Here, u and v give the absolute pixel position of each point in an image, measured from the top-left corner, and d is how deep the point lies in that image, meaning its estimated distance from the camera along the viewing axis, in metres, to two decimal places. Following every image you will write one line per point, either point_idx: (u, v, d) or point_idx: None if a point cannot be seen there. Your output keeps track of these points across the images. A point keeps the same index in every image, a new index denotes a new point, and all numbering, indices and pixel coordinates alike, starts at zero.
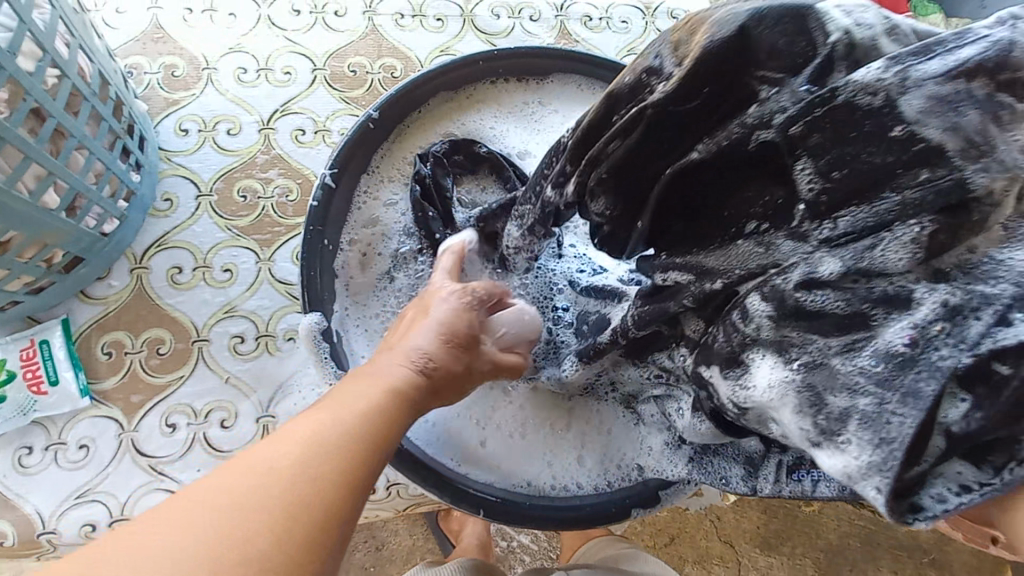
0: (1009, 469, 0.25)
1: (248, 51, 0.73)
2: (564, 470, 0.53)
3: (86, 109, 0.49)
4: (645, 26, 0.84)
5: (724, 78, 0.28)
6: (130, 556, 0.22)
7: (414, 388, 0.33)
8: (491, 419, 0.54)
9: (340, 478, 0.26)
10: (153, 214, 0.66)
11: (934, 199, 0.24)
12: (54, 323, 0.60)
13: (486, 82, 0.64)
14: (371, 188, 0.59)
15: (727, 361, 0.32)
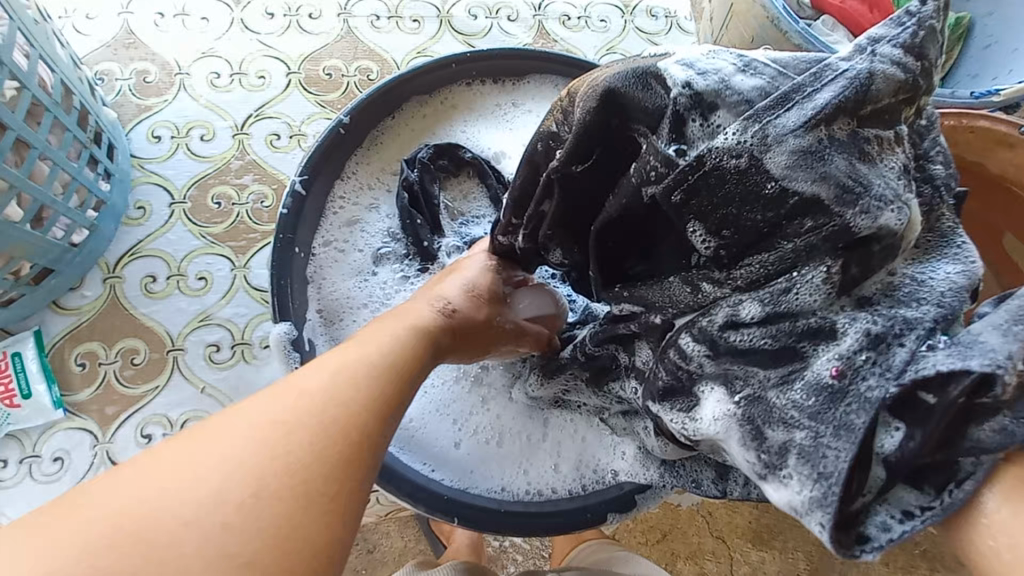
0: (950, 492, 0.25)
1: (221, 55, 0.72)
2: (540, 477, 0.53)
3: (48, 120, 0.48)
4: (624, 24, 0.84)
5: (608, 142, 0.31)
6: (150, 505, 0.23)
7: (438, 333, 0.36)
8: (467, 425, 0.54)
9: (344, 443, 0.26)
10: (127, 222, 0.65)
11: (824, 242, 0.26)
12: (27, 335, 0.60)
13: (463, 83, 0.64)
14: (346, 194, 0.59)
15: (674, 395, 0.32)
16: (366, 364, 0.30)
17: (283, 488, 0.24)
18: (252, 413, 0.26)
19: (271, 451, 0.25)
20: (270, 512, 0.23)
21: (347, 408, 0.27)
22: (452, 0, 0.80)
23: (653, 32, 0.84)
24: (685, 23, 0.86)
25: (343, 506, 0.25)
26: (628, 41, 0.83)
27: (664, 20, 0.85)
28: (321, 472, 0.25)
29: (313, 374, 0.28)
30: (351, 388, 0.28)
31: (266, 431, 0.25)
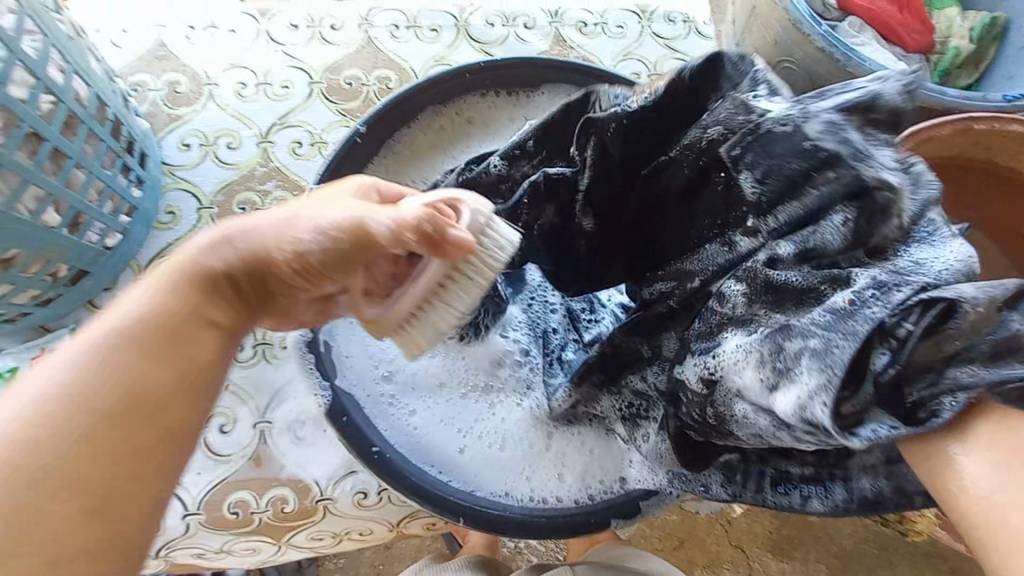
0: (936, 415, 0.29)
1: (248, 66, 0.75)
2: (545, 485, 0.54)
3: (83, 131, 0.51)
4: (641, 30, 0.84)
5: (675, 106, 0.38)
6: None
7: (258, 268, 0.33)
8: (475, 428, 0.56)
9: (109, 445, 0.27)
10: (157, 226, 0.68)
11: (842, 193, 0.33)
12: (64, 332, 0.63)
13: (479, 94, 0.65)
14: None
15: (703, 339, 0.37)
16: (109, 357, 0.29)
17: (61, 500, 0.25)
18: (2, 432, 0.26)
19: (29, 474, 0.25)
20: (50, 531, 0.25)
21: (88, 421, 0.27)
22: (470, 9, 0.81)
23: (670, 37, 0.84)
24: (703, 28, 0.85)
25: (139, 505, 0.27)
26: (645, 47, 0.83)
27: (682, 25, 0.85)
28: (73, 484, 0.26)
29: (36, 381, 0.27)
30: (108, 388, 0.28)
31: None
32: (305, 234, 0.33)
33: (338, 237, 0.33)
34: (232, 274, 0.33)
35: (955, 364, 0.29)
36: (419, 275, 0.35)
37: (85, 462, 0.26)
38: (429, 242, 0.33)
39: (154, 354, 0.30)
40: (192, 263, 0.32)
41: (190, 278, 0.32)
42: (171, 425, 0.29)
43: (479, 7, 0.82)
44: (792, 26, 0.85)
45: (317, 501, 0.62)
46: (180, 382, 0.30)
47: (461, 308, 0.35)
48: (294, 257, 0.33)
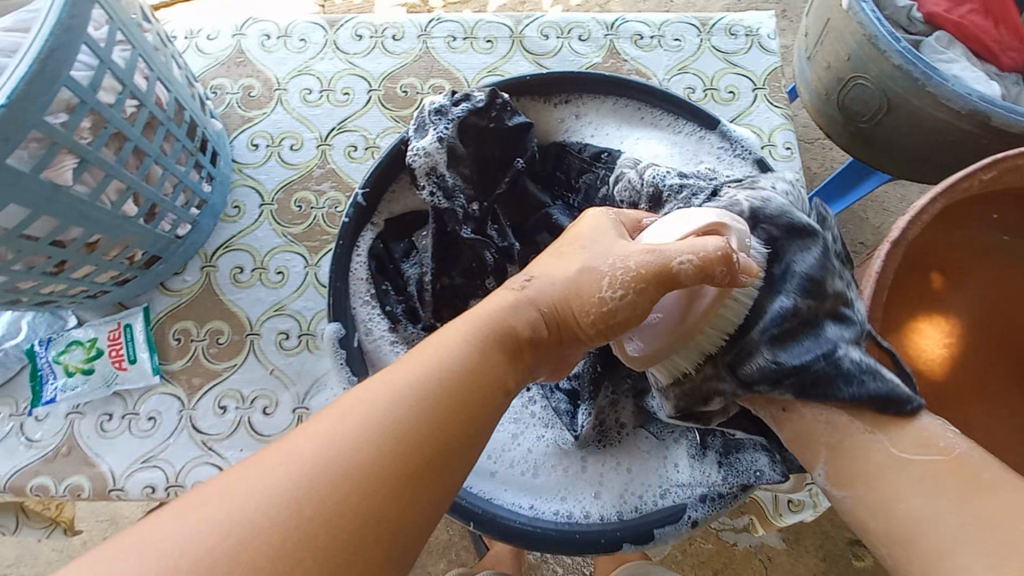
0: (810, 334, 0.41)
1: (313, 73, 0.81)
2: (577, 500, 0.54)
3: (162, 131, 0.56)
4: (700, 42, 0.81)
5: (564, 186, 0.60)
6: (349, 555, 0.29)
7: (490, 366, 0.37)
8: (504, 450, 0.57)
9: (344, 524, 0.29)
10: (224, 219, 0.74)
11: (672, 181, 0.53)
12: (137, 310, 0.70)
13: (537, 99, 0.67)
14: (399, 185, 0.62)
15: None
16: (426, 403, 0.34)
17: (323, 547, 0.28)
18: (321, 443, 0.31)
19: (337, 500, 0.29)
20: (315, 546, 0.28)
21: (391, 453, 0.31)
22: (526, 21, 0.82)
23: (731, 50, 0.81)
24: (767, 43, 0.82)
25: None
26: (702, 61, 0.80)
27: (744, 38, 0.82)
28: (374, 524, 0.30)
29: (371, 404, 0.33)
30: (415, 449, 0.32)
31: (332, 454, 0.30)
32: (611, 297, 0.40)
33: (643, 288, 0.39)
34: (530, 339, 0.40)
35: (806, 339, 0.41)
36: (690, 318, 0.43)
37: (383, 509, 0.30)
38: (664, 284, 0.39)
39: (455, 414, 0.34)
40: (502, 325, 0.39)
41: (494, 335, 0.38)
42: (431, 509, 0.32)
43: (535, 19, 0.83)
44: (867, 41, 0.79)
45: None
46: (451, 454, 0.33)
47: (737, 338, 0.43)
48: (600, 316, 0.40)
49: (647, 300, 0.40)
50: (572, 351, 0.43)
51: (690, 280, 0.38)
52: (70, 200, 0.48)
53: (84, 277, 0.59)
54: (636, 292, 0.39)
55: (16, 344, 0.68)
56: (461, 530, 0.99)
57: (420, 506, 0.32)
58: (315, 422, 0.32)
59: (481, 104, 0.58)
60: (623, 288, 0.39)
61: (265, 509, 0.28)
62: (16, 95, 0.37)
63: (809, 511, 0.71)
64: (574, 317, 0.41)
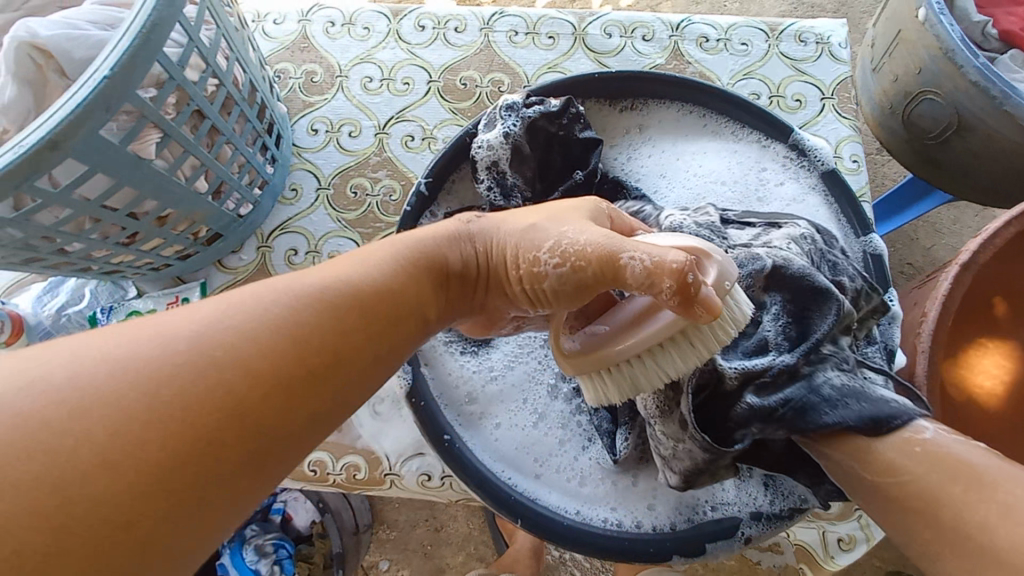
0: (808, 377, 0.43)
1: (375, 62, 0.81)
2: (629, 511, 0.53)
3: (236, 111, 0.57)
4: (768, 48, 0.79)
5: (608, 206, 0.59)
6: (249, 438, 0.26)
7: (409, 286, 0.36)
8: (552, 455, 0.56)
9: (248, 404, 0.26)
10: (282, 201, 0.75)
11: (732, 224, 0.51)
12: (195, 285, 0.72)
13: (603, 103, 0.66)
14: (459, 177, 0.62)
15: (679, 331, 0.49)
16: (340, 304, 0.31)
17: (221, 423, 0.25)
18: (215, 326, 0.27)
19: (242, 378, 0.26)
20: (211, 420, 0.24)
21: (292, 347, 0.28)
22: (589, 18, 0.81)
23: (799, 57, 0.79)
24: (837, 51, 0.79)
25: (202, 473, 0.24)
26: (769, 67, 0.78)
27: (814, 46, 0.79)
28: (258, 421, 0.26)
29: (275, 292, 0.30)
30: (320, 348, 0.29)
31: (227, 337, 0.27)
32: (547, 265, 0.38)
33: (585, 264, 0.37)
34: (457, 274, 0.39)
35: (800, 380, 0.43)
36: (633, 335, 0.38)
37: (268, 407, 0.26)
38: (608, 273, 0.36)
39: (367, 328, 0.32)
40: (428, 254, 0.38)
41: (419, 260, 0.37)
42: (327, 414, 0.29)
43: (599, 16, 0.81)
44: (941, 56, 0.74)
45: (385, 474, 0.66)
46: (358, 359, 0.31)
47: (671, 369, 0.38)
48: (529, 275, 0.38)
49: (582, 282, 0.37)
50: (495, 301, 0.42)
51: (634, 281, 0.36)
52: (150, 173, 0.49)
53: (152, 250, 0.60)
54: (573, 268, 0.37)
55: (81, 311, 0.71)
56: (480, 524, 1.00)
57: (328, 402, 0.29)
58: (209, 304, 0.28)
59: (554, 110, 0.58)
60: (562, 258, 0.37)
61: (138, 381, 0.24)
62: (119, 66, 0.38)
63: (861, 548, 0.71)
64: (504, 270, 0.40)
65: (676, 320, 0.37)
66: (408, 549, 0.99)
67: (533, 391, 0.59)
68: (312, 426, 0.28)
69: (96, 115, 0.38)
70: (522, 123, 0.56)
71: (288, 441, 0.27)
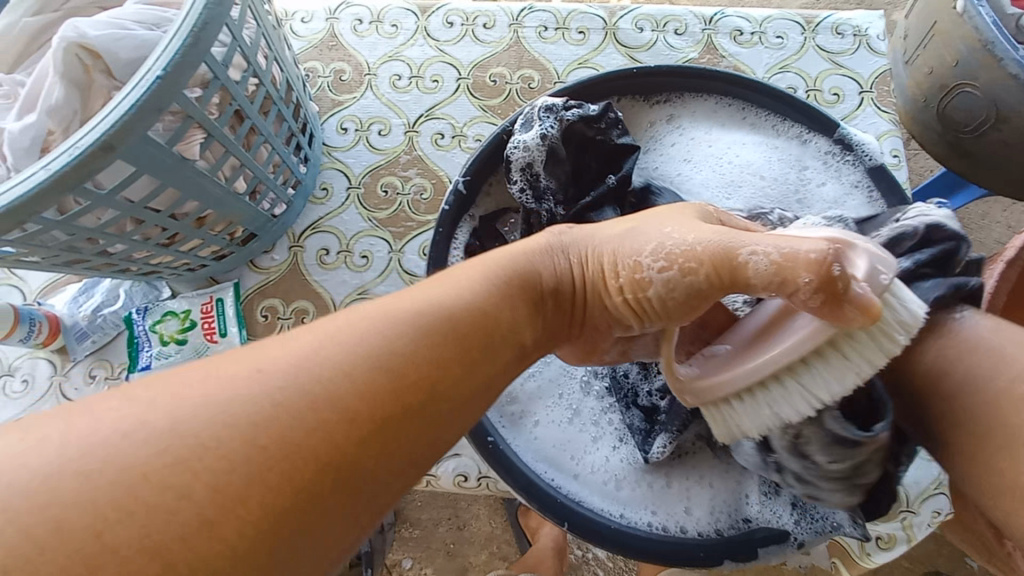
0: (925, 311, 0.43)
1: (404, 59, 0.81)
2: (671, 516, 0.52)
3: (273, 111, 0.57)
4: (804, 41, 0.77)
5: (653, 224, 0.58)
6: (347, 482, 0.27)
7: (497, 310, 0.35)
8: (586, 452, 0.55)
9: (346, 448, 0.27)
10: (313, 200, 0.75)
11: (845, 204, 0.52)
12: (228, 285, 0.72)
13: (638, 97, 0.65)
14: (497, 178, 0.62)
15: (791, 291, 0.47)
16: (429, 336, 0.32)
17: (320, 466, 0.26)
18: (317, 356, 0.28)
19: (342, 419, 0.27)
20: (306, 461, 0.26)
21: (386, 383, 0.29)
22: (620, 13, 0.80)
23: (836, 50, 0.77)
24: (876, 44, 0.77)
25: (296, 515, 0.25)
26: (806, 60, 0.77)
27: (851, 38, 0.78)
28: (353, 461, 0.27)
29: (370, 325, 0.30)
30: (413, 385, 0.30)
31: (327, 369, 0.28)
32: (652, 270, 0.37)
33: (698, 269, 0.36)
34: (551, 293, 0.39)
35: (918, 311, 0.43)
36: (766, 348, 0.37)
37: (366, 445, 0.27)
38: (724, 269, 0.36)
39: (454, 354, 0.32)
40: (512, 274, 0.38)
41: (504, 280, 0.37)
42: (417, 452, 0.29)
43: (630, 10, 0.80)
44: (980, 47, 0.59)
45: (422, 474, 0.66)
46: (449, 397, 0.31)
47: (820, 391, 0.36)
48: (633, 284, 0.38)
49: (695, 289, 0.37)
50: (601, 324, 0.41)
51: (758, 277, 0.35)
52: (194, 175, 0.49)
53: (190, 250, 0.61)
54: (683, 271, 0.37)
55: (115, 311, 0.71)
56: (504, 523, 0.95)
57: (421, 442, 0.30)
58: (310, 330, 0.30)
59: (593, 114, 0.57)
60: (668, 261, 0.37)
61: (245, 421, 0.25)
62: (171, 67, 0.38)
63: (901, 547, 0.68)
64: (603, 280, 0.39)
65: (822, 329, 0.36)
66: (430, 548, 0.95)
67: (568, 394, 0.58)
68: (403, 466, 0.29)
69: (149, 115, 0.38)
70: (559, 124, 0.56)
71: (383, 481, 0.28)
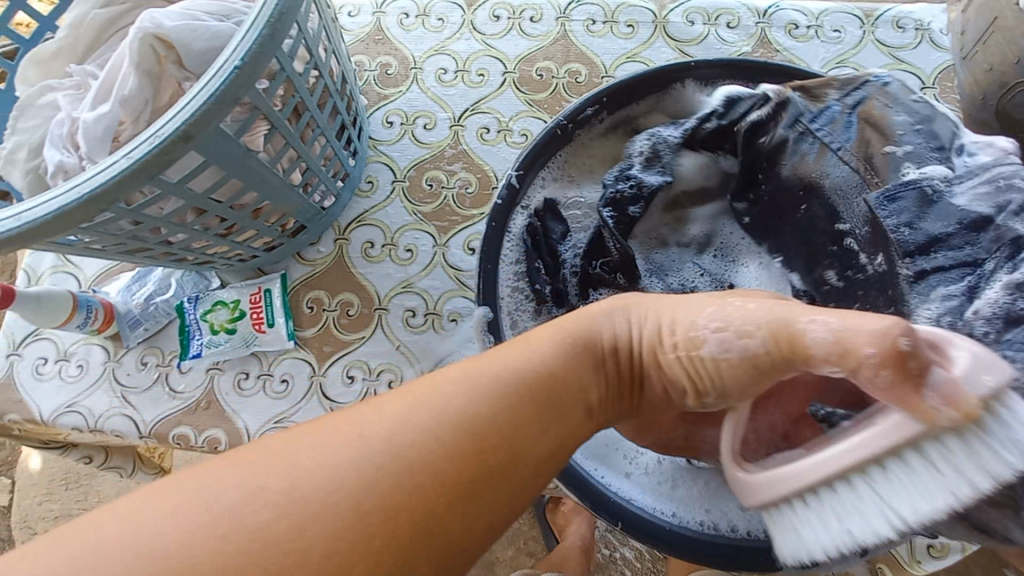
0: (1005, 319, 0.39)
1: (450, 53, 0.80)
2: (726, 513, 0.51)
3: (330, 104, 0.57)
4: (863, 35, 0.75)
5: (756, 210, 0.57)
6: (431, 546, 0.27)
7: (572, 371, 0.34)
8: (639, 452, 0.55)
9: (436, 512, 0.27)
10: (358, 193, 0.75)
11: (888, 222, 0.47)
12: (276, 276, 0.72)
13: (699, 87, 0.63)
14: (555, 180, 0.63)
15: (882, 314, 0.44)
16: (508, 399, 0.31)
17: (410, 524, 0.26)
18: (410, 421, 0.29)
19: (433, 485, 0.27)
20: (399, 522, 0.26)
21: (470, 448, 0.29)
22: (670, 6, 0.79)
23: (897, 45, 0.74)
24: (939, 38, 0.74)
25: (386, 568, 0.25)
26: (864, 55, 0.74)
27: (913, 32, 0.75)
28: (443, 521, 0.27)
29: (454, 392, 0.30)
30: (494, 447, 0.29)
31: (418, 434, 0.28)
32: (707, 330, 0.35)
33: (757, 339, 0.34)
34: (617, 356, 0.37)
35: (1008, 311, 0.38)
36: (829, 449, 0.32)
37: (459, 503, 0.28)
38: (785, 347, 0.34)
39: (535, 416, 0.31)
40: (588, 335, 0.36)
41: (581, 341, 0.36)
42: (498, 514, 0.29)
43: (680, 3, 0.79)
44: None
45: None
46: (528, 461, 0.31)
47: (900, 504, 0.30)
48: (687, 348, 0.36)
49: (755, 365, 0.35)
50: (663, 398, 0.39)
51: (818, 350, 0.33)
52: (258, 166, 0.49)
53: (243, 241, 0.61)
54: (743, 338, 0.34)
55: (167, 300, 0.72)
56: (532, 520, 0.91)
57: (501, 503, 0.29)
58: (402, 393, 0.30)
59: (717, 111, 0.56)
60: (725, 323, 0.35)
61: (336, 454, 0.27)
62: (248, 57, 0.38)
63: (956, 560, 0.66)
64: (657, 344, 0.37)
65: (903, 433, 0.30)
66: None
67: None
68: (483, 523, 0.29)
69: (225, 106, 0.38)
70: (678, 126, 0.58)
71: (467, 544, 0.28)
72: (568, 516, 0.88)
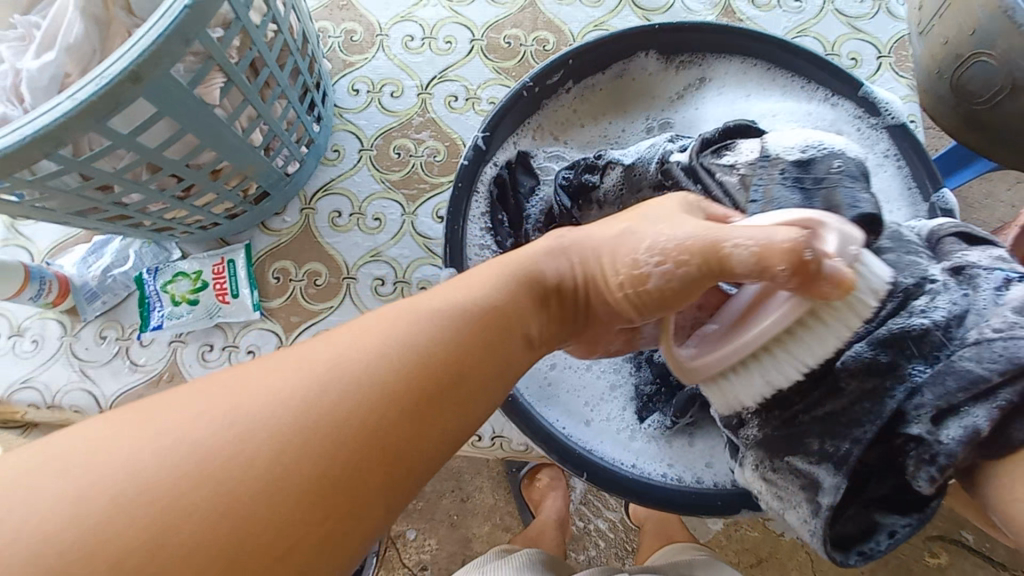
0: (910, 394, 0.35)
1: (416, 20, 0.79)
2: (686, 467, 0.53)
3: (290, 63, 0.56)
4: (822, 6, 0.76)
5: None
6: (375, 481, 0.26)
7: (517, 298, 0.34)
8: (604, 405, 0.56)
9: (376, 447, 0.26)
10: (324, 161, 0.74)
11: None
12: (240, 246, 0.71)
13: (661, 57, 0.64)
14: (517, 143, 0.63)
15: (790, 442, 0.39)
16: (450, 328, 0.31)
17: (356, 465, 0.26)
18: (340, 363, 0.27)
19: (369, 435, 0.26)
20: (341, 453, 0.25)
21: (412, 377, 0.28)
22: None
23: (855, 15, 0.76)
24: (896, 8, 0.76)
25: (340, 505, 0.25)
26: (824, 24, 0.76)
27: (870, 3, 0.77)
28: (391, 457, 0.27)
29: (389, 327, 0.29)
30: (434, 371, 0.29)
31: (338, 376, 0.27)
32: (649, 265, 0.35)
33: (689, 263, 0.34)
34: (559, 288, 0.37)
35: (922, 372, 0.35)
36: (750, 327, 0.35)
37: (416, 419, 0.28)
38: (712, 269, 0.34)
39: (489, 323, 0.32)
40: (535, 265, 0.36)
41: (524, 274, 0.35)
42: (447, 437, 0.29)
43: None
44: None
45: None
46: (472, 386, 0.30)
47: (807, 358, 0.35)
48: (632, 279, 0.35)
49: (687, 278, 0.35)
50: (602, 321, 0.39)
51: (743, 270, 0.33)
52: (213, 120, 0.47)
53: (204, 206, 0.60)
54: (676, 264, 0.34)
55: (125, 272, 0.70)
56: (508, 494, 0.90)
57: (451, 431, 0.29)
58: (340, 333, 0.29)
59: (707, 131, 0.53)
60: (664, 256, 0.34)
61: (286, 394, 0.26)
62: None
63: None
64: (603, 277, 0.36)
65: (793, 311, 0.34)
66: (434, 519, 0.89)
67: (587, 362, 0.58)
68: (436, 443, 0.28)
69: (175, 48, 0.37)
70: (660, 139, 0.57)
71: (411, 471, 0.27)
72: (541, 492, 0.87)
